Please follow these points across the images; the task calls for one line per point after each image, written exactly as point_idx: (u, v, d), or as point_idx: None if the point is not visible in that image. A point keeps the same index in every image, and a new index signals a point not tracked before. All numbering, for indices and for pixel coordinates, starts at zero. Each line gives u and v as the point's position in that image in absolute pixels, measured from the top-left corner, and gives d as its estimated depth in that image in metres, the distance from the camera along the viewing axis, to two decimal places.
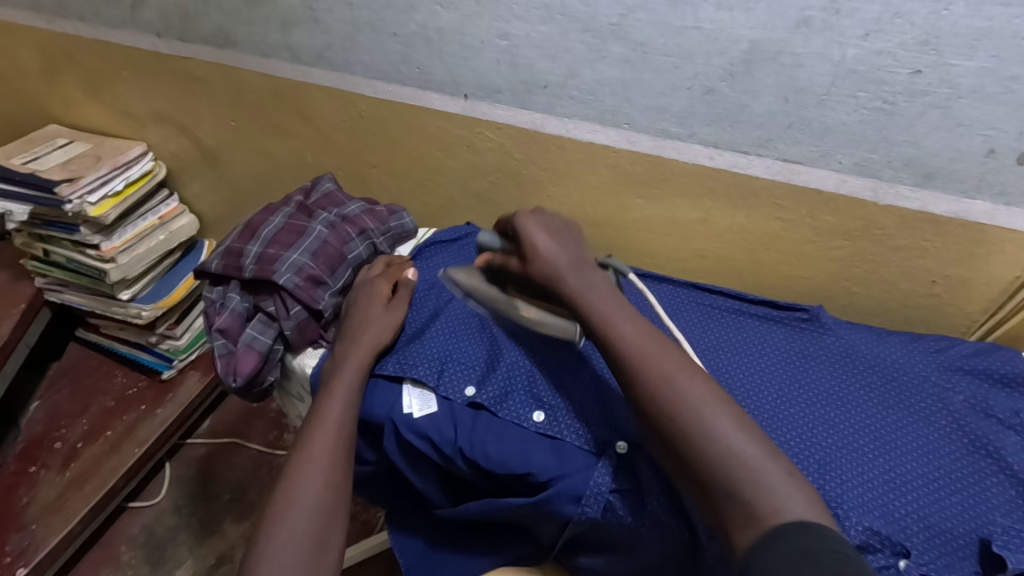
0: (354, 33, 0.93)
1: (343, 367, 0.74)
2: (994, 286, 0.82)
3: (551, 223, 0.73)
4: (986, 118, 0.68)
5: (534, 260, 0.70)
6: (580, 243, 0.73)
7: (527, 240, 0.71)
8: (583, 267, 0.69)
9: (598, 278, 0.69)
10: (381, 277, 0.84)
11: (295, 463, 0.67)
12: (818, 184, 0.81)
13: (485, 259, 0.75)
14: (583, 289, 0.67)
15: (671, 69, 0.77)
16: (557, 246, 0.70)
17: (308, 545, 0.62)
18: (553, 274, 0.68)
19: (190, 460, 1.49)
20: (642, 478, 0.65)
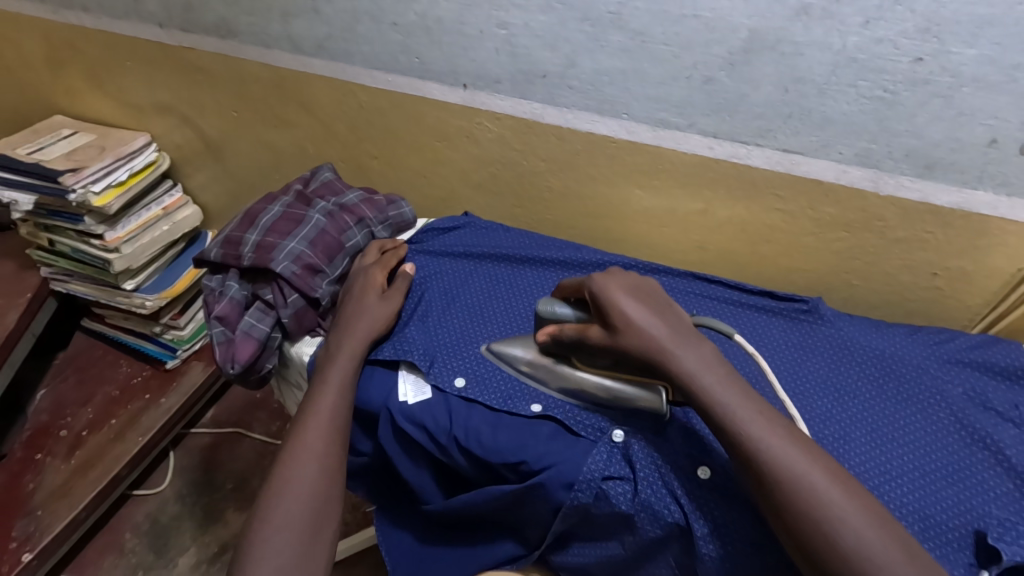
0: (354, 24, 0.93)
1: (338, 354, 0.74)
2: (996, 278, 0.82)
3: (633, 286, 0.69)
4: (988, 108, 0.67)
5: (630, 332, 0.64)
6: (675, 308, 0.68)
7: (616, 308, 0.65)
8: (686, 340, 0.64)
9: (706, 351, 0.63)
10: (375, 266, 0.84)
11: (290, 449, 0.68)
12: (817, 175, 0.80)
13: (552, 332, 0.70)
14: (694, 367, 0.61)
15: (671, 58, 0.77)
16: (650, 315, 0.65)
17: (301, 532, 0.62)
18: (655, 348, 0.63)
19: (194, 449, 1.51)
20: (635, 467, 0.65)
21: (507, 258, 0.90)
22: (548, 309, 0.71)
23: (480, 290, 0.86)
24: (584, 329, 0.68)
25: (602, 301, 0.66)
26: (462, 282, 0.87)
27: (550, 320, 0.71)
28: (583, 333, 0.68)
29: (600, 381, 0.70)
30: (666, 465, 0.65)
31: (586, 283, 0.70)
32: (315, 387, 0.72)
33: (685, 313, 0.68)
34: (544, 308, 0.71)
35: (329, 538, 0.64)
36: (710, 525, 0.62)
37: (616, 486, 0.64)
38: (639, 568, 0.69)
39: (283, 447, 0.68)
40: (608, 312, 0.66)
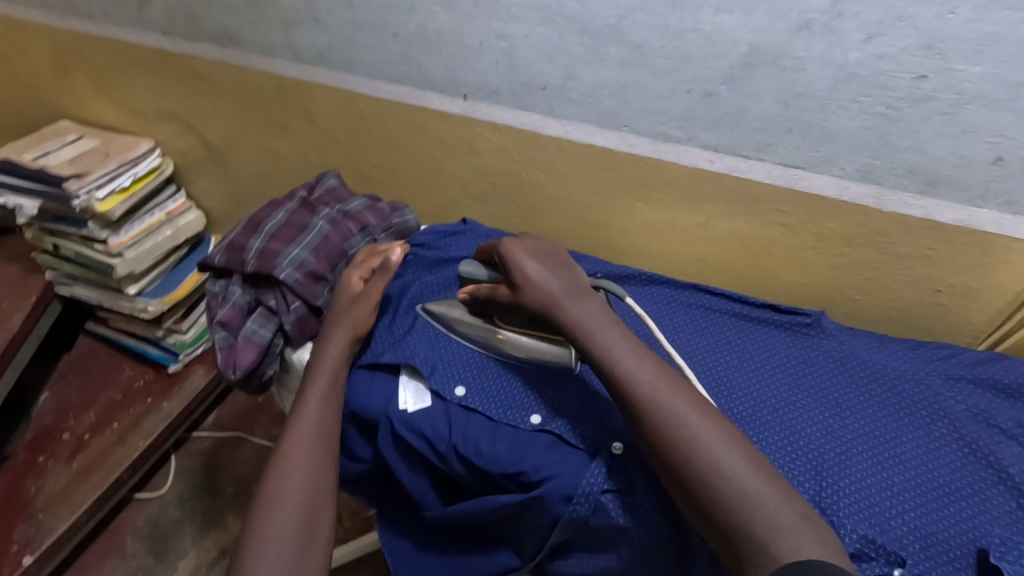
0: (354, 33, 0.93)
1: (329, 366, 0.74)
2: (1002, 295, 0.80)
3: (540, 249, 0.73)
4: (992, 125, 0.66)
5: (526, 285, 0.69)
6: (574, 269, 0.71)
7: (517, 267, 0.70)
8: (578, 292, 0.68)
9: (595, 304, 0.66)
10: (355, 269, 0.83)
11: (279, 462, 0.68)
12: (819, 190, 0.79)
13: (469, 291, 0.78)
14: (584, 318, 0.65)
15: (670, 72, 0.76)
16: (548, 272, 0.70)
17: (293, 544, 0.62)
18: (545, 298, 0.67)
19: (195, 453, 1.51)
20: (635, 480, 0.65)
21: None
22: (466, 270, 0.79)
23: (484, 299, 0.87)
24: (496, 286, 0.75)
25: (506, 260, 0.72)
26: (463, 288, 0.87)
27: (472, 281, 0.79)
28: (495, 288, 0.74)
29: (519, 338, 0.75)
30: None
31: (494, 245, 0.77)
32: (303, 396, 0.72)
33: (585, 275, 0.72)
34: (464, 268, 0.79)
35: (318, 550, 0.63)
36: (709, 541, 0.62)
37: (615, 498, 0.64)
38: None
39: (271, 462, 0.68)
40: (512, 270, 0.71)
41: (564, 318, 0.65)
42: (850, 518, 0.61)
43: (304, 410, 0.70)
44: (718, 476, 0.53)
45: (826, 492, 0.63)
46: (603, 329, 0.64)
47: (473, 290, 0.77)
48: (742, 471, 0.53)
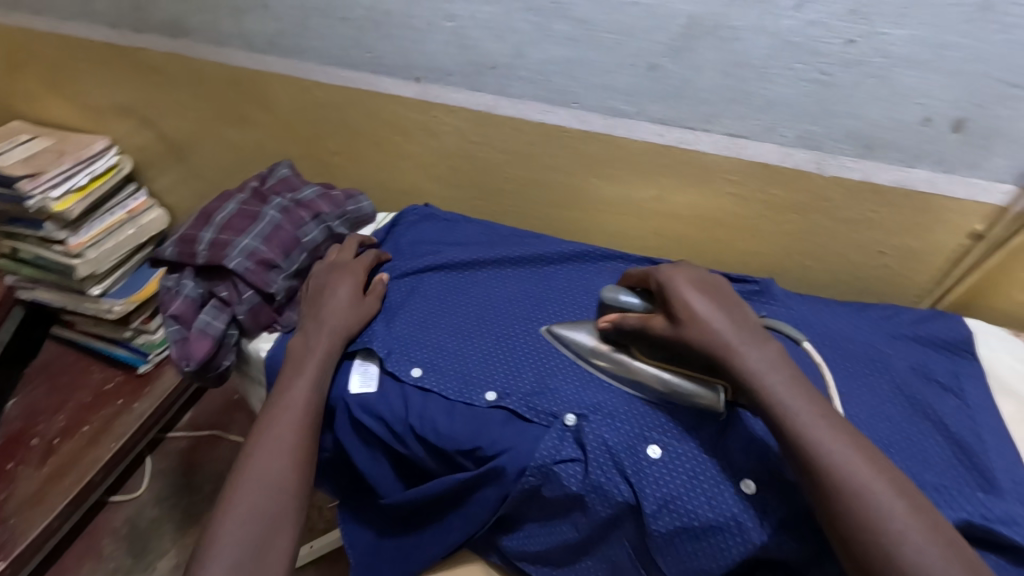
0: (303, 19, 0.93)
1: (314, 350, 0.75)
2: (940, 254, 0.83)
3: (702, 281, 0.67)
4: (920, 87, 0.68)
5: (688, 321, 0.64)
6: (745, 306, 0.65)
7: (681, 301, 0.65)
8: (757, 339, 0.62)
9: (772, 350, 0.61)
10: (356, 263, 0.85)
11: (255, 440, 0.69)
12: (764, 158, 0.81)
13: (612, 320, 0.70)
14: (760, 370, 0.60)
15: (616, 46, 0.77)
16: (718, 307, 0.64)
17: (255, 531, 0.62)
18: (714, 340, 0.62)
19: (171, 453, 1.50)
20: (587, 450, 0.65)
21: (515, 259, 0.88)
22: (613, 295, 0.70)
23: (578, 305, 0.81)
24: (647, 317, 0.68)
25: (668, 293, 0.66)
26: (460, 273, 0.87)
27: (616, 307, 0.71)
28: (644, 319, 0.68)
29: (657, 371, 0.68)
30: (618, 448, 0.65)
31: (653, 271, 0.70)
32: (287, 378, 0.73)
33: (757, 314, 0.66)
34: (608, 294, 0.71)
35: (284, 542, 0.63)
36: (659, 502, 0.62)
37: (567, 468, 0.65)
38: (595, 549, 0.70)
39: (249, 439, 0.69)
40: (675, 304, 0.65)
41: (739, 367, 0.60)
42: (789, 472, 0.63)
43: (289, 397, 0.71)
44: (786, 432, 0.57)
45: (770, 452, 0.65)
46: (785, 386, 0.59)
47: (616, 320, 0.70)
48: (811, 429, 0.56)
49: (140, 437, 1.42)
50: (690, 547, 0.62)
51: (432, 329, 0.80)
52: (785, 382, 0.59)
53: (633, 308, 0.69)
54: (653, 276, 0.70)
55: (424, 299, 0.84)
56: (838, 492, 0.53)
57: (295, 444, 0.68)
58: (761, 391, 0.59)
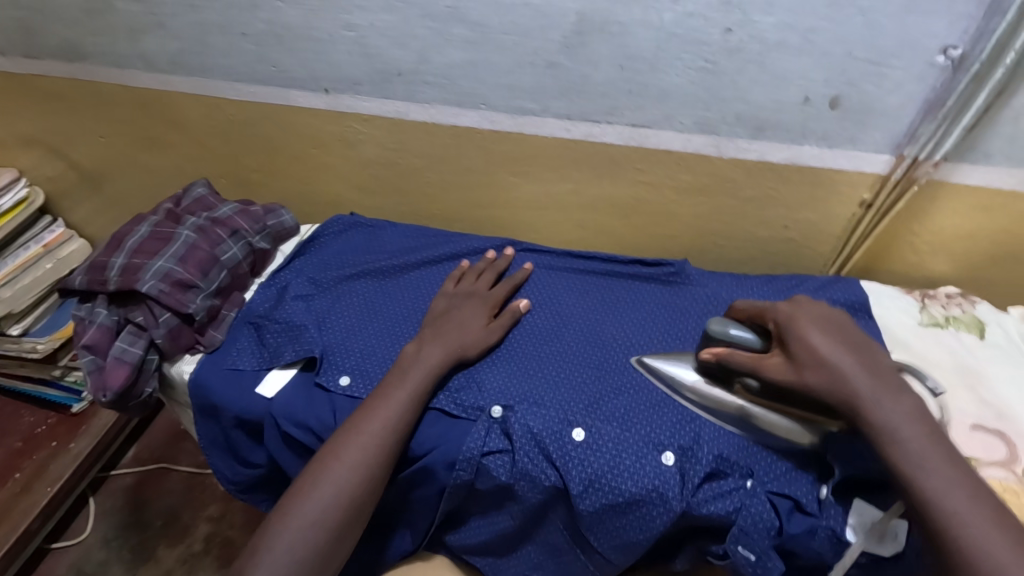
0: (203, 37, 0.91)
1: (399, 386, 0.68)
2: (838, 224, 0.88)
3: (828, 320, 0.63)
4: (798, 69, 0.72)
5: (812, 366, 0.60)
6: (875, 349, 0.61)
7: (803, 342, 0.61)
8: (891, 388, 0.58)
9: (909, 405, 0.57)
10: (487, 296, 0.80)
11: (304, 485, 0.63)
12: (667, 146, 0.84)
13: (715, 354, 0.65)
14: (894, 425, 0.56)
15: (513, 47, 0.79)
16: (845, 350, 0.60)
17: (326, 537, 0.61)
18: (844, 386, 0.58)
19: (116, 492, 1.36)
20: (514, 439, 0.66)
21: (439, 262, 0.89)
22: (719, 328, 0.67)
23: (551, 305, 0.82)
24: (763, 359, 0.63)
25: (792, 332, 0.62)
26: (387, 279, 0.87)
27: (722, 341, 0.67)
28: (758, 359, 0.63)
29: (768, 415, 0.64)
30: (543, 434, 0.66)
31: (774, 310, 0.66)
32: (367, 415, 0.66)
33: (888, 356, 0.61)
34: (717, 327, 0.67)
35: (347, 548, 0.63)
36: (583, 482, 0.64)
37: (495, 459, 0.66)
38: (533, 535, 0.72)
39: (301, 481, 0.64)
40: (797, 350, 0.61)
41: (872, 421, 0.56)
42: (710, 440, 0.65)
43: (359, 440, 0.64)
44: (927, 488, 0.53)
45: (698, 430, 0.66)
46: (924, 456, 0.54)
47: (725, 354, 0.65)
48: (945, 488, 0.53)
49: (82, 475, 1.31)
50: (620, 523, 0.64)
51: (360, 337, 0.79)
52: (923, 446, 0.55)
53: (749, 344, 0.66)
54: (778, 314, 0.65)
55: (347, 307, 0.83)
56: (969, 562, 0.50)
57: (348, 496, 0.63)
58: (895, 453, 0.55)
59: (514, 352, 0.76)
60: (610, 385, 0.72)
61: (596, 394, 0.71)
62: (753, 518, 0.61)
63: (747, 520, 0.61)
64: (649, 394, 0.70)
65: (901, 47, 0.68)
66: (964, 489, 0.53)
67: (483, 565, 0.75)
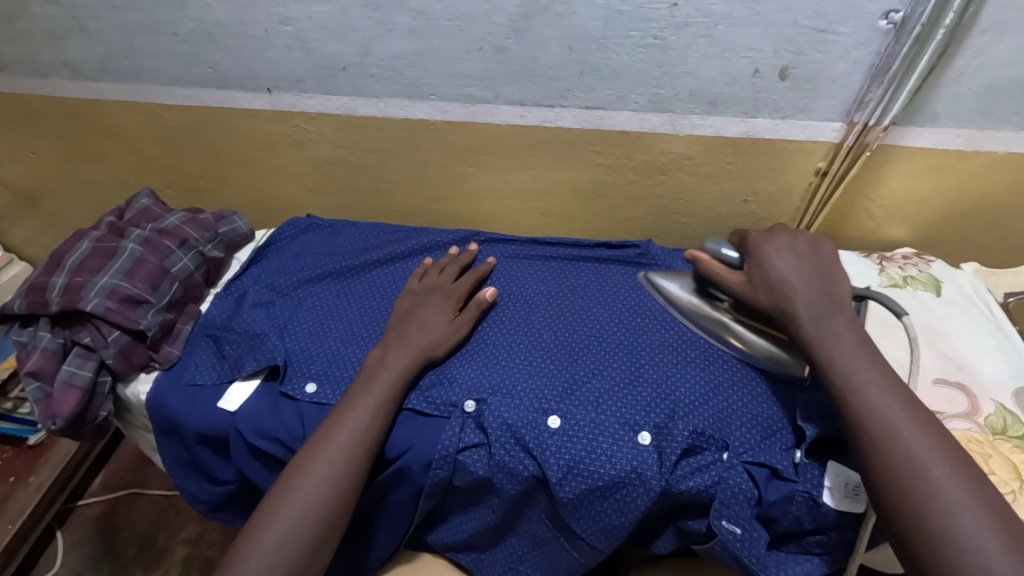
0: (131, 39, 0.86)
1: (364, 394, 0.66)
2: (795, 194, 0.89)
3: (796, 246, 0.64)
4: (743, 40, 0.72)
5: (765, 288, 0.62)
6: (837, 274, 0.62)
7: (761, 264, 0.63)
8: (829, 306, 0.60)
9: (846, 321, 0.59)
10: (451, 288, 0.78)
11: (272, 504, 0.60)
12: (622, 126, 0.84)
13: (695, 258, 0.68)
14: (821, 335, 0.58)
15: (459, 33, 0.77)
16: (800, 273, 0.62)
17: (299, 559, 0.58)
18: (790, 305, 0.60)
19: (85, 522, 1.26)
20: (489, 432, 0.65)
21: (402, 258, 0.87)
22: (714, 246, 0.68)
23: (519, 294, 0.81)
24: (726, 271, 0.66)
25: (752, 255, 0.65)
26: (349, 280, 0.84)
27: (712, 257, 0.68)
28: (722, 271, 0.66)
29: (745, 335, 0.67)
30: (518, 425, 0.65)
31: (747, 237, 0.67)
32: (334, 425, 0.64)
33: (849, 281, 0.62)
34: (712, 246, 0.68)
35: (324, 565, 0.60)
36: (561, 469, 0.63)
37: (472, 454, 0.65)
38: (516, 527, 0.71)
39: (268, 502, 0.61)
40: (756, 272, 0.63)
41: (801, 332, 0.59)
42: (686, 416, 0.65)
43: (328, 451, 0.62)
44: (848, 385, 0.55)
45: (672, 408, 0.66)
46: (851, 359, 0.56)
47: (702, 260, 0.67)
48: (866, 386, 0.55)
49: (48, 506, 1.21)
50: (599, 507, 0.64)
51: (325, 340, 0.77)
52: (851, 352, 0.57)
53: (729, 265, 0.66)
54: (750, 238, 0.67)
55: (310, 312, 0.80)
56: (880, 453, 0.51)
57: (319, 514, 0.60)
58: (822, 357, 0.57)
59: (484, 344, 0.75)
60: (582, 370, 0.71)
61: (570, 378, 0.70)
62: (731, 491, 0.61)
63: (726, 492, 0.61)
64: (621, 375, 0.70)
65: (842, 13, 0.68)
66: (882, 389, 0.54)
67: (467, 562, 0.74)
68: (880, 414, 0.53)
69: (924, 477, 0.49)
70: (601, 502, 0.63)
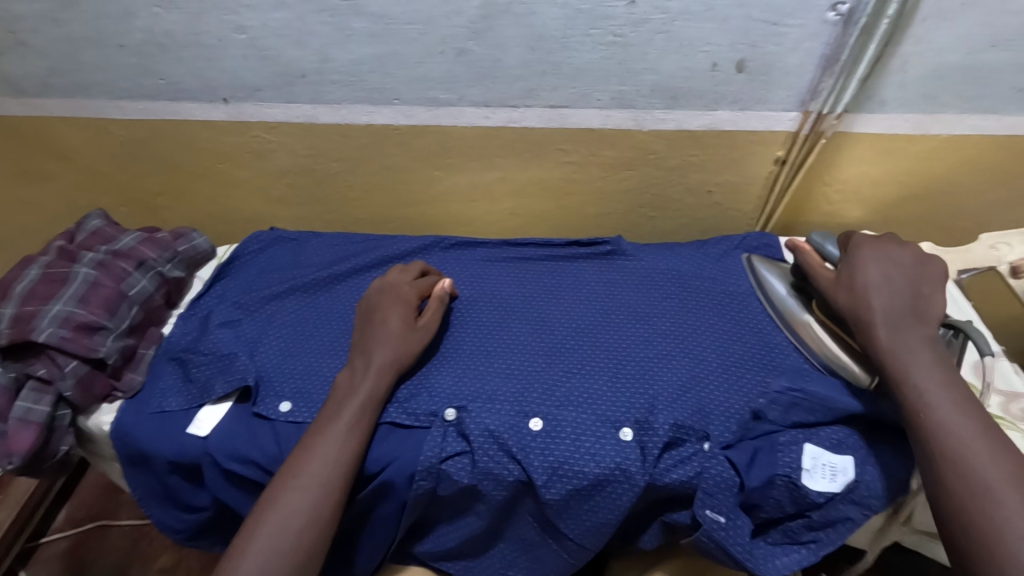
0: (73, 52, 0.82)
1: (336, 418, 0.64)
2: (757, 183, 0.91)
3: (895, 260, 0.65)
4: (701, 36, 0.73)
5: (849, 290, 0.64)
6: (929, 293, 0.63)
7: (851, 266, 0.65)
8: (909, 318, 0.60)
9: (923, 337, 0.59)
10: (411, 285, 0.76)
11: (249, 533, 0.59)
12: (587, 123, 0.84)
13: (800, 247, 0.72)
14: (898, 347, 0.59)
15: (419, 36, 0.75)
16: (886, 284, 0.63)
17: None
18: (867, 310, 0.62)
19: (49, 561, 1.18)
20: (472, 440, 0.65)
21: (372, 267, 0.85)
22: (818, 241, 0.71)
23: (494, 298, 0.80)
24: (821, 263, 0.69)
25: (846, 262, 0.66)
26: (319, 292, 0.82)
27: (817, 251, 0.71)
28: (818, 263, 0.69)
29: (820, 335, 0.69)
30: (500, 430, 0.65)
31: (855, 237, 0.69)
32: (310, 451, 0.62)
33: (943, 303, 0.62)
34: (820, 240, 0.71)
35: None
36: (545, 471, 0.63)
37: (455, 463, 0.64)
38: (503, 532, 0.71)
39: (244, 531, 0.59)
40: (845, 271, 0.65)
41: (875, 343, 0.60)
42: (666, 409, 0.66)
43: (305, 478, 0.60)
44: (923, 407, 0.56)
45: (651, 403, 0.67)
46: (930, 378, 0.57)
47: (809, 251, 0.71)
48: (943, 407, 0.55)
49: (16, 539, 1.19)
50: (586, 505, 0.64)
51: (298, 357, 0.75)
52: (926, 370, 0.57)
53: (829, 261, 0.69)
54: (856, 238, 0.68)
55: (280, 329, 0.78)
56: (952, 475, 0.52)
57: (297, 541, 0.58)
58: (896, 372, 0.58)
59: (463, 351, 0.74)
60: (562, 370, 0.71)
61: (550, 380, 0.70)
62: (715, 480, 0.61)
63: (709, 482, 0.61)
64: (599, 373, 0.71)
65: (795, 7, 0.70)
66: (958, 410, 0.55)
67: (456, 570, 0.74)
68: (954, 437, 0.53)
69: (997, 500, 0.50)
70: (587, 501, 0.63)
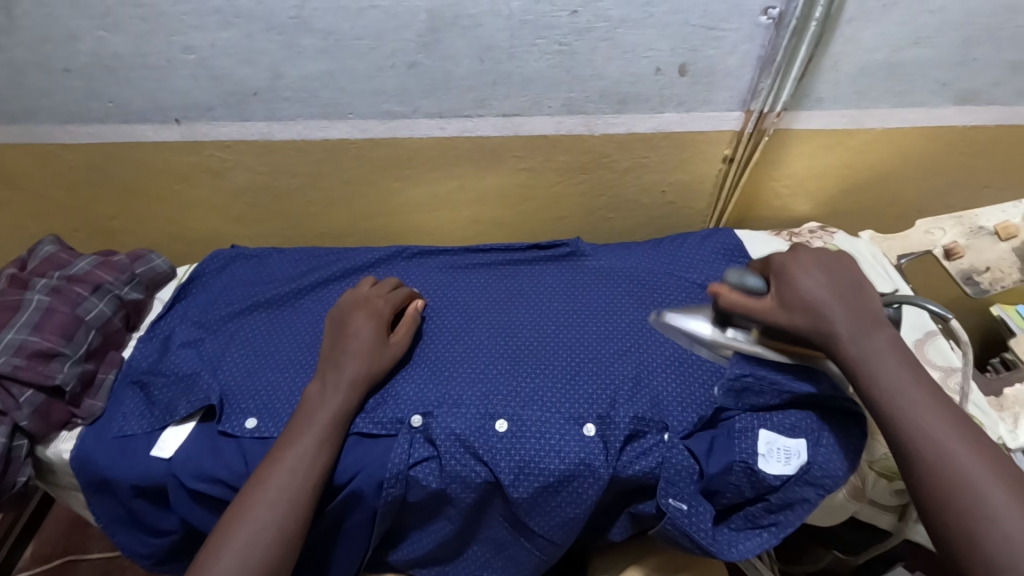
0: (18, 77, 0.81)
1: (302, 433, 0.64)
2: (707, 182, 0.95)
3: (820, 260, 0.59)
4: (643, 42, 0.76)
5: (801, 311, 0.56)
6: (866, 286, 0.57)
7: (790, 284, 0.57)
8: (870, 322, 0.55)
9: (888, 339, 0.54)
10: (382, 299, 0.76)
11: (213, 553, 0.58)
12: (540, 130, 0.86)
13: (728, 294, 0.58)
14: (867, 354, 0.54)
15: (369, 51, 0.77)
16: (832, 289, 0.56)
17: None
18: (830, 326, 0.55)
19: None
20: (439, 445, 0.66)
21: (334, 281, 0.85)
22: (735, 278, 0.59)
23: (458, 304, 0.82)
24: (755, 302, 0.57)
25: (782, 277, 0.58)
26: (282, 308, 0.82)
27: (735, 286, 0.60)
28: (749, 303, 0.57)
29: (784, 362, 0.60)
30: (467, 433, 0.66)
31: (772, 258, 0.61)
32: (275, 469, 0.62)
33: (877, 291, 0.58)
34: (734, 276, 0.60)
35: None
36: (512, 471, 0.64)
37: (423, 468, 0.65)
38: (475, 535, 0.72)
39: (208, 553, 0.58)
40: (786, 289, 0.57)
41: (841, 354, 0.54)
42: (626, 403, 0.68)
43: (269, 496, 0.60)
44: (901, 416, 0.52)
45: (611, 398, 0.68)
46: (903, 385, 0.52)
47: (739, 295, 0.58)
48: (920, 416, 0.51)
49: None
50: (554, 502, 0.65)
51: (262, 373, 0.75)
52: (897, 376, 0.53)
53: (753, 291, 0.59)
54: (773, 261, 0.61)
55: (243, 346, 0.78)
56: (940, 493, 0.49)
57: (264, 559, 0.58)
58: (867, 381, 0.53)
59: (429, 357, 0.75)
60: (526, 372, 0.73)
61: (515, 381, 0.72)
62: (675, 468, 0.63)
63: (671, 471, 0.63)
64: (562, 372, 0.72)
65: (728, 12, 0.73)
66: (936, 417, 0.51)
67: None
68: (936, 449, 0.50)
69: (987, 517, 0.47)
70: (554, 497, 0.65)
